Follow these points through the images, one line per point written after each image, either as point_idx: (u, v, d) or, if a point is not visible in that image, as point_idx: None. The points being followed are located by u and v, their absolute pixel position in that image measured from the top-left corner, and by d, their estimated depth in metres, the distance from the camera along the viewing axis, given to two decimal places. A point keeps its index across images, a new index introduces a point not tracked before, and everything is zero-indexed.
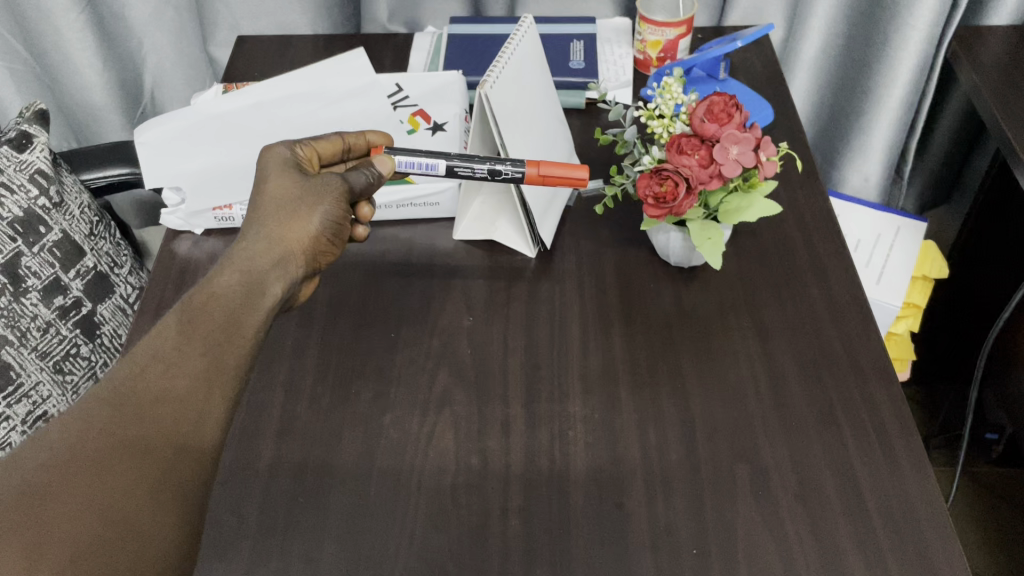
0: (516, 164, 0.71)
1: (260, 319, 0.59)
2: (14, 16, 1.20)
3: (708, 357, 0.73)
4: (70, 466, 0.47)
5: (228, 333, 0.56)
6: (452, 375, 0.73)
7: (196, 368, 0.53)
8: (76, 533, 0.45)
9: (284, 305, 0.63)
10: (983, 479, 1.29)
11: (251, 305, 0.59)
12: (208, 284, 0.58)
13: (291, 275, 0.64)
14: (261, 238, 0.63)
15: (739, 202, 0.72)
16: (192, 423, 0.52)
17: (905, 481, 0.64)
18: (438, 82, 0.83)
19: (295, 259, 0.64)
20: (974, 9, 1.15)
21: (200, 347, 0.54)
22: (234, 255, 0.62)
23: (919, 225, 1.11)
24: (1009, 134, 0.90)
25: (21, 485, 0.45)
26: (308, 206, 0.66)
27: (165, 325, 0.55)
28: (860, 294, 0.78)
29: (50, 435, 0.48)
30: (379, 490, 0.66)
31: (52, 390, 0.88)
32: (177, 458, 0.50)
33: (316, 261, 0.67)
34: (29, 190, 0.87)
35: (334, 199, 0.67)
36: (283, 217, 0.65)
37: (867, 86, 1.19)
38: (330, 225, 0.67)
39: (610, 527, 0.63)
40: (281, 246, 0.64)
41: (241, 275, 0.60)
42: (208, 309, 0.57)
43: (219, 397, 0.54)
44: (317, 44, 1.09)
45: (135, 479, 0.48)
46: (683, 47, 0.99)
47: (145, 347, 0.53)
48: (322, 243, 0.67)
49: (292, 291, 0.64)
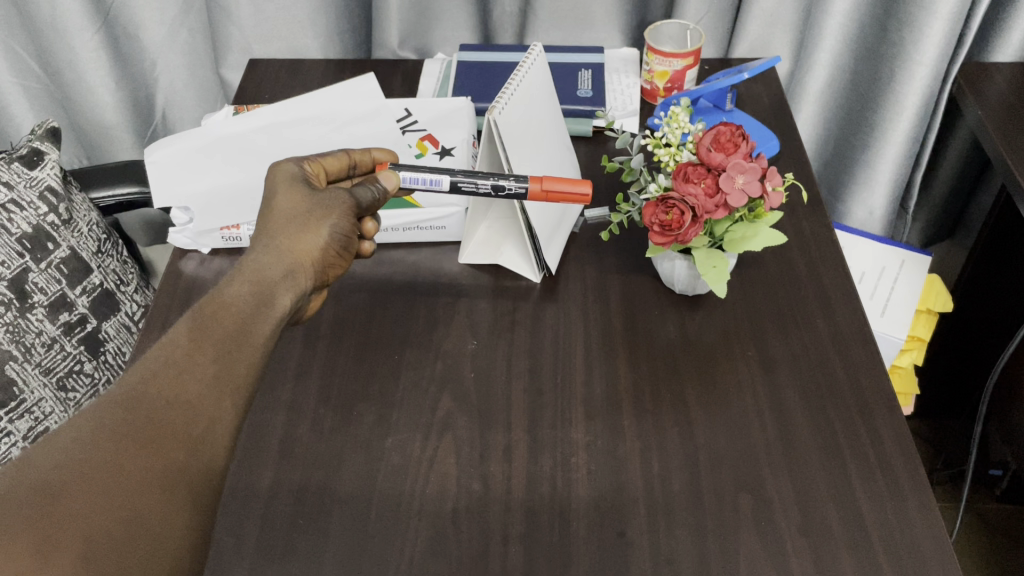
0: (520, 181, 0.72)
1: (270, 328, 0.59)
2: (31, 35, 1.22)
3: (712, 385, 0.73)
4: (82, 466, 0.47)
5: (241, 340, 0.56)
6: (455, 400, 0.73)
7: (207, 374, 0.53)
8: (89, 532, 0.45)
9: (295, 314, 0.63)
10: (987, 514, 1.28)
11: (262, 313, 0.59)
12: (218, 292, 0.58)
13: (301, 286, 0.63)
14: (271, 249, 0.63)
15: (745, 231, 0.73)
16: (204, 426, 0.52)
17: (909, 515, 0.64)
18: (448, 107, 0.86)
19: (304, 270, 0.64)
20: (979, 46, 1.17)
21: (211, 354, 0.54)
22: (245, 266, 0.62)
23: (924, 259, 1.11)
24: (1015, 169, 0.90)
25: (34, 483, 0.45)
26: (316, 219, 0.66)
27: (177, 330, 0.55)
28: (864, 325, 0.78)
29: (62, 435, 0.48)
30: (379, 514, 0.65)
31: (54, 407, 0.88)
32: (189, 462, 0.50)
33: (326, 273, 0.67)
34: (38, 207, 0.88)
35: (342, 211, 0.68)
36: (293, 228, 0.65)
37: (871, 120, 1.20)
38: (339, 238, 0.67)
39: (612, 556, 0.62)
40: (292, 257, 0.64)
41: (252, 284, 0.60)
42: (220, 318, 0.57)
43: (230, 402, 0.53)
44: (328, 68, 1.11)
45: (147, 481, 0.48)
46: (690, 77, 1.00)
47: (157, 353, 0.53)
48: (331, 255, 0.67)
49: (301, 301, 0.64)
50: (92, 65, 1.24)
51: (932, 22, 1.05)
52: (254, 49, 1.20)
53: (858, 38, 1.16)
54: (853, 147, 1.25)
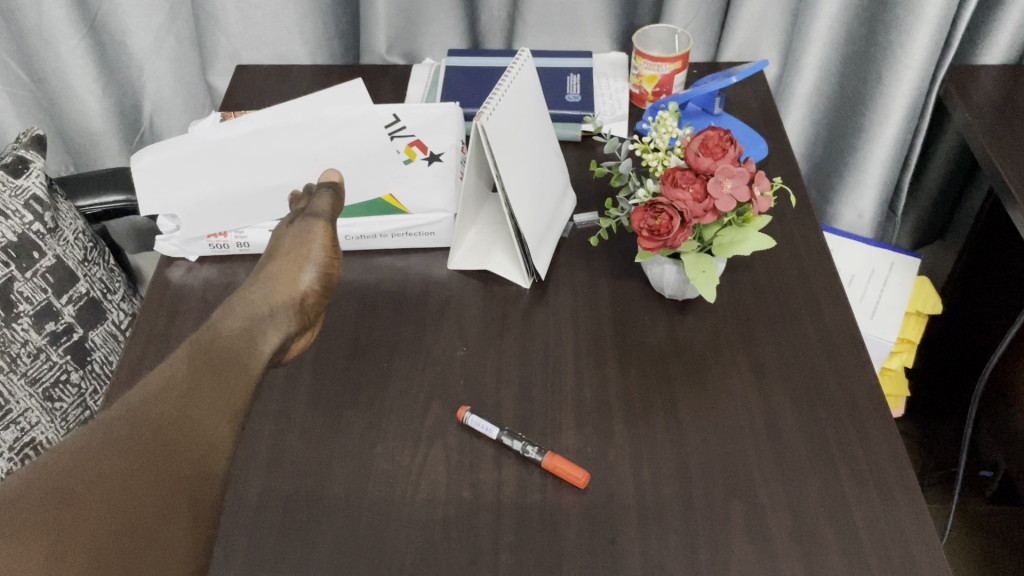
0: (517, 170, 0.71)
1: (258, 364, 0.63)
2: (16, 42, 1.21)
3: (702, 390, 0.73)
4: (93, 474, 0.48)
5: (233, 370, 0.60)
6: (445, 407, 0.72)
7: (208, 401, 0.56)
8: (95, 538, 0.46)
9: (280, 356, 0.66)
10: (979, 516, 1.28)
11: (250, 350, 0.63)
12: (213, 325, 0.63)
13: (285, 328, 0.66)
14: (260, 288, 0.68)
15: (734, 236, 0.73)
16: (206, 449, 0.54)
17: (901, 522, 0.64)
18: (436, 112, 0.82)
19: (290, 311, 0.67)
20: (966, 49, 1.17)
21: (210, 382, 0.57)
22: (235, 301, 0.66)
23: (913, 261, 1.11)
24: (1003, 172, 0.91)
25: (46, 487, 0.46)
26: (299, 257, 0.70)
27: (177, 357, 0.59)
28: (853, 329, 0.78)
29: (68, 448, 0.49)
30: (369, 523, 0.65)
31: (40, 417, 0.87)
32: (189, 478, 0.51)
33: (311, 318, 0.69)
34: (23, 216, 0.87)
35: (323, 246, 0.70)
36: (279, 271, 0.69)
37: (860, 123, 1.20)
38: (322, 277, 0.70)
39: (603, 563, 0.62)
40: (278, 299, 0.67)
41: (243, 322, 0.64)
42: (214, 348, 0.60)
43: (227, 428, 0.56)
44: (315, 74, 1.10)
45: (152, 493, 0.49)
46: (678, 81, 1.00)
47: (158, 377, 0.56)
48: (315, 301, 0.70)
49: (286, 343, 0.67)
50: (79, 72, 1.24)
51: (920, 26, 1.06)
52: (241, 55, 1.19)
53: (849, 42, 1.16)
54: (845, 149, 1.25)
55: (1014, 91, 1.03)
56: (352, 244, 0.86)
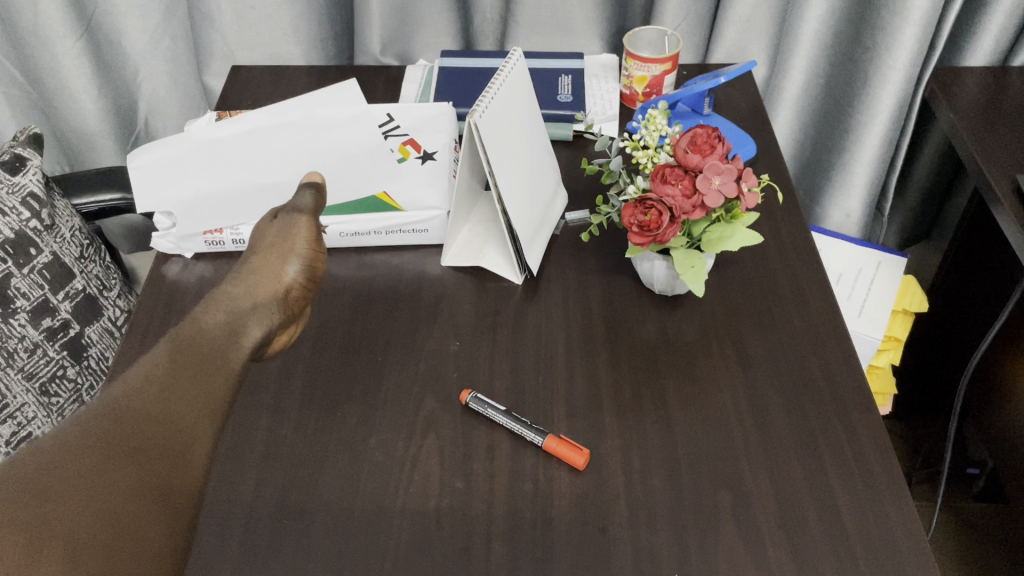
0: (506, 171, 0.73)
1: (241, 357, 0.64)
2: (13, 43, 1.22)
3: (691, 383, 0.74)
4: (69, 470, 0.48)
5: (215, 365, 0.61)
6: (439, 400, 0.73)
7: (187, 396, 0.57)
8: (76, 533, 0.46)
9: (262, 349, 0.67)
10: (967, 513, 1.30)
11: (233, 344, 0.63)
12: (195, 320, 0.63)
13: (270, 320, 0.67)
14: (243, 282, 0.69)
15: (722, 232, 0.74)
16: (183, 446, 0.54)
17: (886, 509, 0.65)
18: (429, 112, 0.83)
19: (272, 305, 0.68)
20: (951, 52, 1.19)
21: (190, 377, 0.58)
22: (219, 296, 0.67)
23: (899, 260, 1.12)
24: (986, 172, 0.92)
25: (22, 483, 0.46)
26: (284, 254, 0.71)
27: (157, 353, 0.59)
28: (839, 323, 0.79)
29: (46, 443, 0.50)
30: (363, 513, 0.66)
31: (37, 412, 0.88)
32: (168, 475, 0.52)
33: (295, 311, 0.71)
34: (21, 213, 0.87)
35: (307, 239, 0.72)
36: (262, 266, 0.70)
37: (848, 124, 1.22)
38: (303, 272, 0.71)
39: (592, 552, 0.63)
40: (262, 292, 0.68)
41: (225, 314, 0.65)
42: (196, 342, 0.61)
43: (208, 424, 0.57)
44: (309, 75, 1.11)
45: (132, 490, 0.50)
46: (668, 82, 1.02)
47: (136, 372, 0.57)
48: (298, 294, 0.71)
49: (269, 337, 0.68)
50: (75, 73, 1.25)
51: (906, 28, 1.08)
52: (236, 55, 1.20)
53: (836, 44, 1.18)
54: (832, 150, 1.27)
55: (998, 93, 1.05)
56: (345, 241, 0.88)
